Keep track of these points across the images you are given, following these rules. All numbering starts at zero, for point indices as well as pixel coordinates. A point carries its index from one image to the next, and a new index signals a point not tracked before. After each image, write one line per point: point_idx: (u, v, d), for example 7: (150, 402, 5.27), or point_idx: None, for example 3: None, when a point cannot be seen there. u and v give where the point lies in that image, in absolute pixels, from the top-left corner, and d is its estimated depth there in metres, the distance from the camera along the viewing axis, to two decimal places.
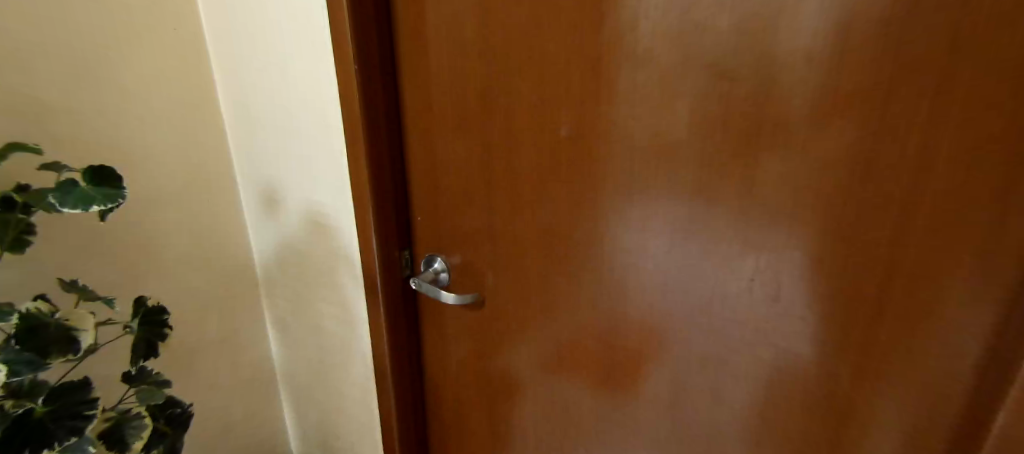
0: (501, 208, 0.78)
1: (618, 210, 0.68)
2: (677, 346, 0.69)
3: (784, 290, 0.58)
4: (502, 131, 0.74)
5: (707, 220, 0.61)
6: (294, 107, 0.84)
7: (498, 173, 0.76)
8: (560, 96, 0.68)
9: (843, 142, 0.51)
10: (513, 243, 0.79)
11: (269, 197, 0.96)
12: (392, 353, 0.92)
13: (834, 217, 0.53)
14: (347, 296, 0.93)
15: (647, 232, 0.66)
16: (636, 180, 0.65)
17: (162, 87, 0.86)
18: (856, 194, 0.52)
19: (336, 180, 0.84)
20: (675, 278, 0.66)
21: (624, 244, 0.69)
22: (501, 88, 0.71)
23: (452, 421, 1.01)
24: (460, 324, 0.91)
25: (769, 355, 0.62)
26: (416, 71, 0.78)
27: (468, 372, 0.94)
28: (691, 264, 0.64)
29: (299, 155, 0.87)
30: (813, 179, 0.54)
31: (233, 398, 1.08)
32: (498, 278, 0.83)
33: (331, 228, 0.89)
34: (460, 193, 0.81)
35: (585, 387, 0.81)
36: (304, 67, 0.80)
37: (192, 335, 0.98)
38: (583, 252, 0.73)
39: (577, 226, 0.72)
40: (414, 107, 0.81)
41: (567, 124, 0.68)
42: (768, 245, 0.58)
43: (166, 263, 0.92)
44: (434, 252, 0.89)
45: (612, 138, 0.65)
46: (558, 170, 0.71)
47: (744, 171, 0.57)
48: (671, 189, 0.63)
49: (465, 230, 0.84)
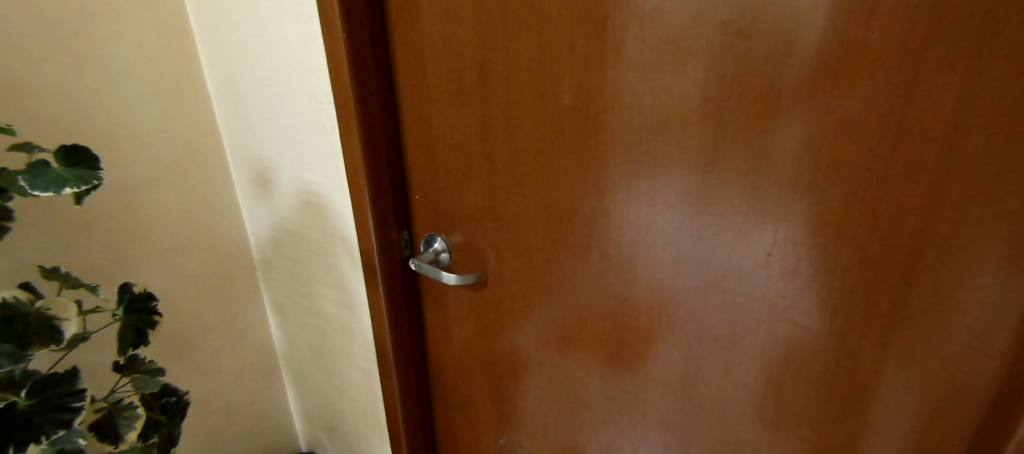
0: (503, 183, 0.74)
1: (626, 183, 0.64)
2: (688, 326, 0.66)
3: (804, 265, 0.55)
4: (501, 102, 0.69)
5: (720, 193, 0.58)
6: (281, 79, 0.79)
7: (499, 147, 0.72)
8: (560, 62, 0.63)
9: (874, 101, 0.47)
10: (516, 219, 0.76)
11: (258, 177, 0.91)
12: (394, 337, 0.88)
13: (858, 187, 0.50)
14: (343, 280, 0.88)
15: (656, 207, 0.63)
16: (644, 151, 0.61)
17: (144, 62, 0.82)
18: (886, 159, 0.47)
19: (328, 156, 0.79)
20: (685, 255, 0.63)
21: (631, 219, 0.65)
22: (498, 55, 0.67)
23: (456, 404, 0.99)
24: (463, 305, 0.88)
25: (786, 334, 0.59)
26: (409, 40, 0.73)
27: (471, 353, 0.91)
28: (704, 239, 0.60)
29: (288, 132, 0.82)
30: (839, 143, 0.49)
31: (234, 385, 1.06)
32: (501, 256, 0.80)
33: (323, 207, 0.84)
34: (459, 169, 0.78)
35: (593, 368, 0.79)
36: (289, 37, 0.75)
37: (187, 322, 0.95)
38: (589, 229, 0.70)
39: (581, 201, 0.69)
40: (408, 80, 0.76)
41: (569, 93, 0.64)
42: (787, 217, 0.54)
43: (156, 248, 0.89)
44: (434, 231, 0.86)
45: (619, 105, 0.61)
46: (561, 141, 0.67)
47: (762, 137, 0.53)
48: (681, 159, 0.59)
49: (465, 208, 0.80)
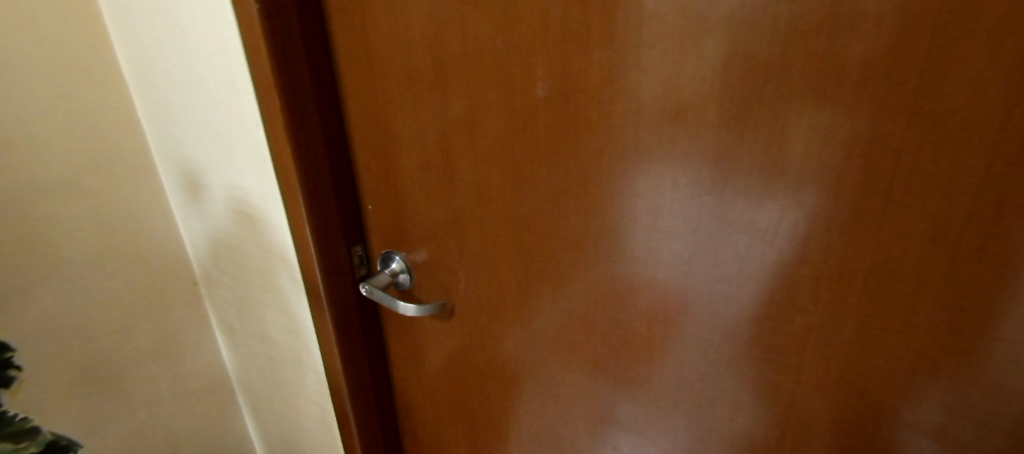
0: (467, 194, 0.60)
1: (618, 200, 0.49)
2: (698, 381, 0.52)
3: (862, 320, 0.40)
4: (461, 93, 0.54)
5: (746, 219, 0.42)
6: (196, 66, 0.65)
7: (460, 150, 0.58)
8: (532, 41, 0.48)
9: (983, 98, 0.31)
10: (485, 239, 0.61)
11: (188, 181, 0.78)
12: (348, 371, 0.74)
13: (949, 220, 0.34)
14: (287, 303, 0.75)
15: (658, 231, 0.48)
16: (642, 160, 0.46)
17: (36, 44, 0.66)
18: (1000, 180, 0.32)
19: (257, 159, 0.65)
20: (695, 295, 0.48)
21: (626, 245, 0.51)
22: (453, 31, 0.52)
23: (426, 442, 0.86)
24: (429, 334, 0.74)
25: (830, 401, 0.44)
26: (347, 13, 0.58)
27: (440, 390, 0.78)
28: (720, 276, 0.46)
29: (212, 129, 0.68)
30: (930, 157, 0.34)
31: (181, 414, 0.95)
32: (471, 280, 0.66)
33: (258, 220, 0.70)
34: (416, 177, 0.63)
35: (579, 418, 0.65)
36: (197, 12, 0.60)
37: (114, 350, 0.82)
38: (572, 254, 0.55)
39: (562, 220, 0.54)
40: (349, 64, 0.61)
41: (544, 82, 0.49)
42: (840, 256, 0.39)
43: (70, 267, 0.75)
44: (391, 248, 0.71)
45: (607, 98, 0.46)
46: (535, 144, 0.52)
47: (810, 144, 0.38)
48: (693, 172, 0.44)
49: (425, 223, 0.66)
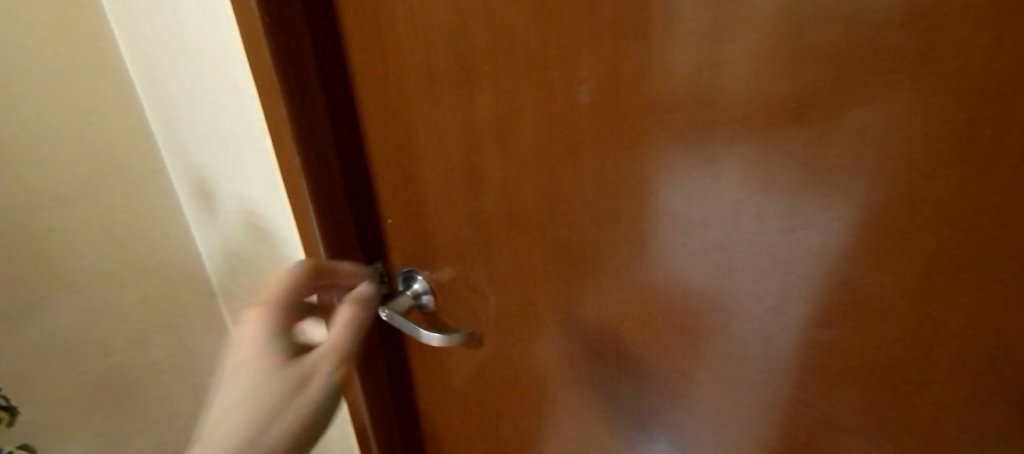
0: (495, 210, 0.52)
1: (676, 229, 0.39)
2: (764, 439, 0.43)
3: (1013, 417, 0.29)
4: (487, 96, 0.45)
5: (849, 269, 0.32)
6: (201, 70, 0.59)
7: (487, 162, 0.49)
8: (574, 33, 0.38)
9: None
10: (515, 262, 0.53)
11: (201, 190, 0.73)
12: (366, 392, 0.70)
13: None
14: None
15: (727, 270, 0.38)
16: (707, 184, 0.36)
17: None
18: None
19: (266, 173, 0.60)
20: (769, 348, 0.38)
21: (685, 283, 0.41)
22: (478, 22, 0.42)
23: None
24: (452, 361, 0.67)
25: None
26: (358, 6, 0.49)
27: (465, 418, 0.71)
28: (801, 338, 0.36)
29: (220, 138, 0.63)
30: None
31: None
32: (498, 307, 0.58)
33: (270, 235, 0.65)
34: (439, 190, 0.55)
35: None
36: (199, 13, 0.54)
37: None
38: (616, 286, 0.46)
39: (605, 248, 0.45)
40: (363, 65, 0.52)
41: (588, 85, 0.39)
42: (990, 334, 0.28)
43: None
44: (412, 266, 0.64)
45: (667, 107, 0.36)
46: (574, 158, 0.43)
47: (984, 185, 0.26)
48: (772, 201, 0.33)
49: (450, 242, 0.58)
